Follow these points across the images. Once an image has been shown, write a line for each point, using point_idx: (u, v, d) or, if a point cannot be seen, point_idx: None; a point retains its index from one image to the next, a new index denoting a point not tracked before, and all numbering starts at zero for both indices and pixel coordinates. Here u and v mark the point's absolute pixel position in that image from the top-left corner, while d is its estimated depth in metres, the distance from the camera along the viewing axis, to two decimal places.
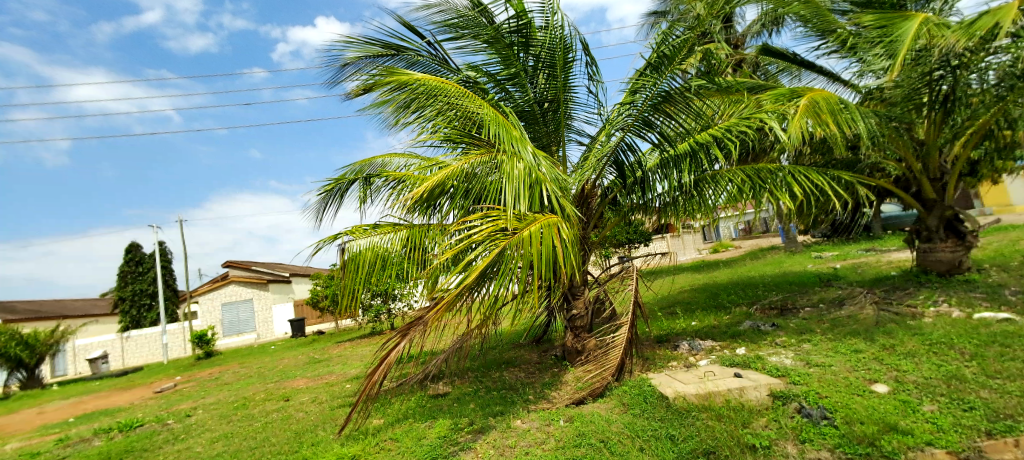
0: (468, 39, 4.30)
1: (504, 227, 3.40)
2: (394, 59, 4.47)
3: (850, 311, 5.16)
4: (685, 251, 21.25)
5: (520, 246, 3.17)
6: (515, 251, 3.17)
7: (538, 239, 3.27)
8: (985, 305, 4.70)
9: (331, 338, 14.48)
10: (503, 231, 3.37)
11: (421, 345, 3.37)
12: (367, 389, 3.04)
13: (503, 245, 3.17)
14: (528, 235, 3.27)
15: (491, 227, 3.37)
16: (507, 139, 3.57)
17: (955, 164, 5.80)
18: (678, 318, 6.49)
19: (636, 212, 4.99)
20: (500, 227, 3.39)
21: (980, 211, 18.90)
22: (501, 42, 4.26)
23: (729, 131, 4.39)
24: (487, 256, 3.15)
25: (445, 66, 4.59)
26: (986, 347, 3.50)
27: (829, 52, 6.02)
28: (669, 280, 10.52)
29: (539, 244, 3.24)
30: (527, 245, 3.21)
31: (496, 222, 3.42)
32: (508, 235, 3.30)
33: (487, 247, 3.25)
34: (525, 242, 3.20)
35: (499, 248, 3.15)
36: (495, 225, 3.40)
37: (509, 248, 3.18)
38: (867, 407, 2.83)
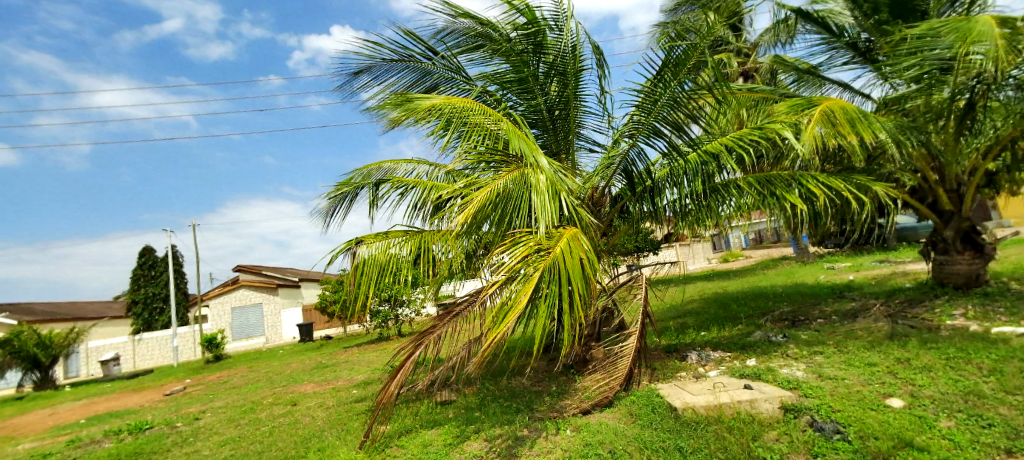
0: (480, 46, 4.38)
1: (538, 248, 3.49)
2: (408, 70, 4.58)
3: (863, 323, 5.07)
4: (695, 260, 21.12)
5: (558, 264, 3.30)
6: (552, 270, 3.28)
7: (569, 255, 3.40)
8: (1004, 318, 4.60)
9: (340, 343, 14.54)
10: (539, 251, 3.50)
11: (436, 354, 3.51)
12: (384, 398, 3.20)
13: (543, 267, 3.25)
14: (562, 251, 3.41)
15: (527, 247, 3.45)
16: (529, 153, 3.64)
17: (972, 175, 5.71)
18: (688, 328, 6.41)
19: (646, 220, 4.98)
20: (538, 246, 3.51)
21: (997, 223, 18.50)
22: (512, 50, 4.30)
23: (740, 140, 4.40)
24: (529, 280, 3.19)
25: (458, 74, 4.61)
26: (1005, 362, 3.41)
27: (846, 61, 6.00)
28: (678, 289, 10.44)
29: (570, 259, 3.38)
30: (561, 262, 3.34)
31: (531, 243, 3.51)
32: (546, 255, 3.41)
33: (525, 266, 3.31)
34: (562, 259, 3.34)
35: (542, 268, 3.24)
36: (530, 244, 3.49)
37: (550, 268, 3.29)
38: (881, 422, 2.76)
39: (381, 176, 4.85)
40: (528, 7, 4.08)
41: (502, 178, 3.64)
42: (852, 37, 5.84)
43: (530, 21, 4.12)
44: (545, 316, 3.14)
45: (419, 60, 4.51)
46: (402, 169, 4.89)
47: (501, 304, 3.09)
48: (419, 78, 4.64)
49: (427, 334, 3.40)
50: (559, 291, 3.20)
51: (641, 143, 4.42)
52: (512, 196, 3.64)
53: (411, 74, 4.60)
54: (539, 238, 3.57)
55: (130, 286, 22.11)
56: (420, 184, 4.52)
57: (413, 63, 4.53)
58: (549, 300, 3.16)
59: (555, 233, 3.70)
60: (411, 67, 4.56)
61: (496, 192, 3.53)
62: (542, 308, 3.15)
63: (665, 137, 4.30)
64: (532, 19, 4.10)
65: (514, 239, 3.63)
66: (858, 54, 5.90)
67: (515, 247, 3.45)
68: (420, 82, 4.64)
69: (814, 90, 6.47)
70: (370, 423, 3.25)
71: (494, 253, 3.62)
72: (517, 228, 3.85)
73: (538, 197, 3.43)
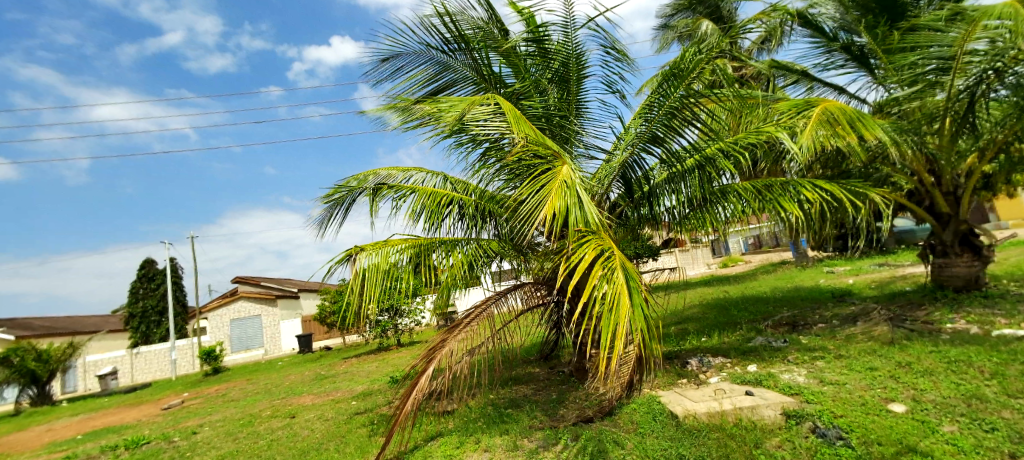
0: (485, 49, 4.36)
1: (603, 251, 3.60)
2: (431, 63, 4.49)
3: (863, 327, 5.05)
4: (694, 265, 21.18)
5: (626, 266, 3.52)
6: (624, 271, 3.48)
7: (627, 258, 3.60)
8: (1004, 321, 4.57)
9: (339, 354, 14.47)
10: (604, 255, 3.58)
11: (447, 368, 3.56)
12: (401, 416, 3.18)
13: (620, 269, 3.42)
14: (620, 253, 3.60)
15: (595, 253, 3.47)
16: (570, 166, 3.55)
17: (969, 178, 5.66)
18: (689, 335, 6.38)
19: (645, 225, 5.00)
20: (602, 248, 3.59)
21: (996, 225, 18.59)
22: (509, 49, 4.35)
23: (736, 144, 4.43)
24: (618, 281, 3.28)
25: (476, 77, 4.59)
26: (1006, 365, 3.39)
27: (842, 64, 6.02)
28: (677, 295, 10.44)
29: (628, 261, 3.61)
30: (623, 262, 3.56)
31: (595, 245, 3.56)
32: (612, 257, 3.55)
33: (605, 271, 3.40)
34: (625, 262, 3.57)
35: (622, 270, 3.38)
36: (597, 248, 3.53)
37: (622, 268, 3.48)
38: (884, 428, 2.74)
39: (377, 181, 4.79)
40: (529, 14, 4.20)
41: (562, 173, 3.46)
42: (847, 40, 5.84)
43: (536, 25, 4.17)
44: (640, 312, 3.25)
45: (435, 52, 4.42)
46: (397, 176, 4.84)
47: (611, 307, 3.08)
48: (439, 73, 4.55)
49: (438, 348, 3.48)
50: (635, 289, 3.40)
51: (639, 151, 4.50)
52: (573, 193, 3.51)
53: (432, 68, 4.51)
54: (600, 238, 3.65)
55: (129, 299, 22.08)
56: (417, 191, 4.47)
57: (437, 56, 4.44)
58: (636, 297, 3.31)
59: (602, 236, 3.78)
60: (433, 60, 4.47)
61: (565, 180, 3.44)
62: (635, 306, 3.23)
63: (662, 145, 4.36)
64: (536, 24, 4.18)
65: (579, 241, 3.60)
66: (853, 57, 5.90)
67: (585, 253, 3.39)
68: (440, 77, 4.56)
69: (810, 93, 6.51)
70: (387, 447, 3.10)
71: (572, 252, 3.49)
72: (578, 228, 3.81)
73: (594, 200, 3.47)
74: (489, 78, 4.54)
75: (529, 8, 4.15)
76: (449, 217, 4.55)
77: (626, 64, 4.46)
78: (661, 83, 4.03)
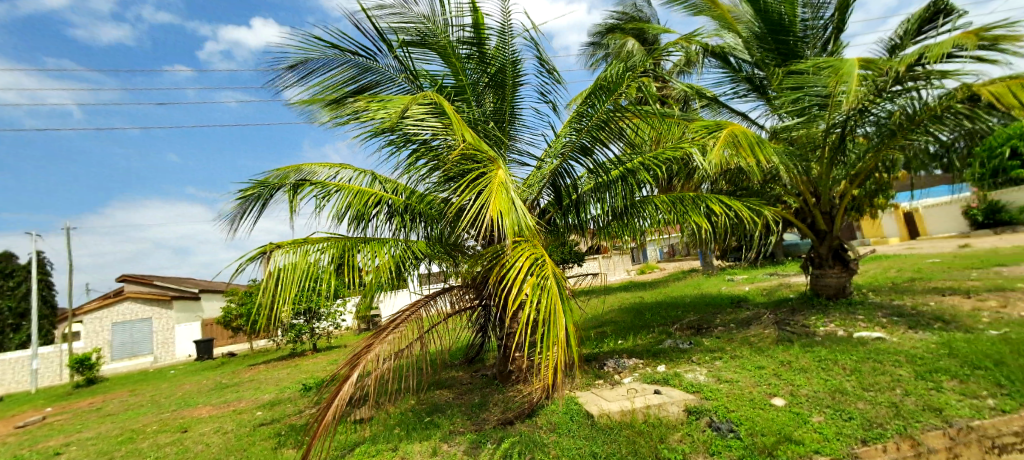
0: (422, 47, 4.26)
1: (536, 257, 3.64)
2: (350, 64, 4.34)
3: (755, 330, 5.63)
4: (614, 271, 22.29)
5: (556, 274, 3.56)
6: (553, 278, 3.52)
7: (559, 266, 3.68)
8: (864, 324, 5.34)
9: (245, 360, 13.30)
10: (537, 262, 3.62)
11: (371, 377, 3.41)
12: (318, 430, 2.97)
13: (551, 276, 3.45)
14: (551, 261, 3.65)
15: (528, 260, 3.49)
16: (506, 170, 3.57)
17: (842, 200, 6.49)
18: (607, 337, 6.69)
19: (572, 232, 5.15)
20: (533, 255, 3.62)
21: (861, 242, 21.65)
22: (449, 47, 4.25)
23: (656, 158, 4.77)
24: (550, 287, 3.33)
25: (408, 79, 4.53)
26: (862, 362, 3.95)
27: (745, 94, 6.73)
28: (597, 299, 10.92)
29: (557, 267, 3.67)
30: (554, 271, 3.60)
31: (527, 252, 3.59)
32: (543, 263, 3.59)
33: (538, 278, 3.40)
34: (555, 269, 3.61)
35: (553, 278, 3.42)
36: (529, 255, 3.56)
37: (551, 276, 3.52)
38: (766, 420, 3.07)
39: (300, 178, 4.52)
40: (472, 14, 4.18)
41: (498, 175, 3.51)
42: (750, 72, 6.58)
43: (476, 28, 4.17)
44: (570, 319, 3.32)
45: (354, 54, 4.28)
46: (322, 172, 4.58)
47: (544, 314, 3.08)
48: (360, 74, 4.40)
49: (363, 354, 3.30)
50: (565, 297, 3.48)
51: (568, 160, 4.67)
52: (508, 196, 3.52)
53: (352, 69, 4.36)
54: (533, 246, 3.69)
55: None
56: (343, 189, 4.25)
57: (357, 56, 4.31)
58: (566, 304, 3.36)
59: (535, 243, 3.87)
60: (354, 61, 4.33)
61: (502, 182, 3.47)
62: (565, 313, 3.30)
63: (589, 156, 4.55)
64: (477, 26, 4.18)
65: (512, 247, 3.62)
66: (755, 87, 6.63)
67: (519, 261, 3.39)
68: (361, 78, 4.41)
69: (718, 116, 7.15)
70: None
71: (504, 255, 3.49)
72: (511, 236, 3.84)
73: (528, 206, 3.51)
74: (422, 80, 4.45)
75: (471, 9, 4.13)
76: (376, 217, 4.37)
77: (558, 75, 4.58)
78: (590, 95, 4.20)
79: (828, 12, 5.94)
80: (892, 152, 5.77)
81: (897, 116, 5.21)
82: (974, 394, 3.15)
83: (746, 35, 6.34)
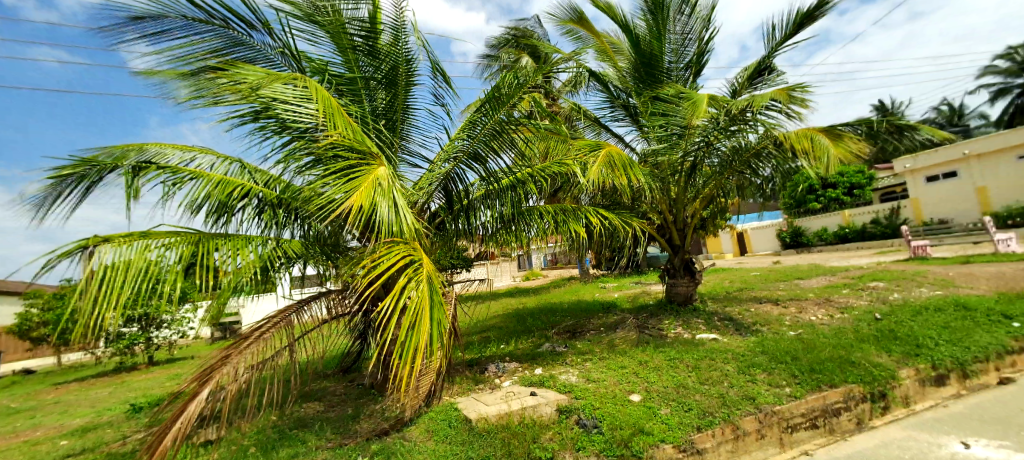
0: (310, 27, 3.96)
1: (411, 260, 3.55)
2: (216, 36, 3.83)
3: (621, 333, 6.23)
4: (500, 277, 22.86)
5: (431, 278, 3.50)
6: (428, 282, 3.44)
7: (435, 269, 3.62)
8: (705, 327, 6.25)
9: (51, 378, 10.77)
10: (412, 264, 3.52)
11: (226, 393, 3.00)
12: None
13: (425, 280, 3.37)
14: (428, 265, 3.58)
15: (402, 262, 3.38)
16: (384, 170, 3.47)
17: (693, 219, 7.47)
18: (489, 342, 6.83)
19: (461, 238, 5.16)
20: (409, 258, 3.52)
21: (707, 256, 25.30)
22: (341, 33, 4.01)
23: (543, 171, 5.04)
24: (422, 291, 3.25)
25: (290, 62, 4.19)
26: (701, 360, 4.62)
27: (621, 119, 7.40)
28: (482, 305, 11.09)
29: (433, 271, 3.62)
30: (430, 274, 3.53)
31: (403, 254, 3.48)
32: (418, 266, 3.50)
33: (410, 280, 3.29)
34: (431, 273, 3.54)
35: (426, 281, 3.35)
36: (404, 257, 3.45)
37: (426, 279, 3.44)
38: (625, 414, 3.42)
39: (143, 159, 3.86)
40: (366, 4, 4.05)
41: (376, 172, 3.40)
42: (626, 100, 7.25)
43: (369, 20, 4.01)
44: (441, 323, 3.25)
45: (221, 25, 3.79)
46: (173, 155, 3.95)
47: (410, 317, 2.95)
48: (227, 49, 3.91)
49: (217, 367, 2.88)
50: (438, 300, 3.40)
51: (461, 165, 4.68)
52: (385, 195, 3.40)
53: (217, 41, 3.85)
54: (408, 247, 3.58)
55: None
56: (199, 176, 3.73)
57: (225, 29, 3.82)
58: (437, 307, 3.28)
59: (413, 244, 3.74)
60: (220, 33, 3.83)
61: (378, 179, 3.37)
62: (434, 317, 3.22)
63: (481, 163, 4.61)
64: (372, 18, 4.03)
65: (386, 248, 3.46)
66: (629, 114, 7.31)
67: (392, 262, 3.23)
68: (228, 53, 3.91)
69: (600, 138, 7.79)
70: None
71: (376, 256, 3.34)
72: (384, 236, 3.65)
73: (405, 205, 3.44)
74: (306, 65, 4.16)
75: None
76: (241, 212, 3.93)
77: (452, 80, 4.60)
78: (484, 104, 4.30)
79: (689, 56, 6.95)
80: (730, 181, 6.88)
81: (734, 151, 6.24)
82: (777, 384, 3.90)
83: (626, 66, 7.18)
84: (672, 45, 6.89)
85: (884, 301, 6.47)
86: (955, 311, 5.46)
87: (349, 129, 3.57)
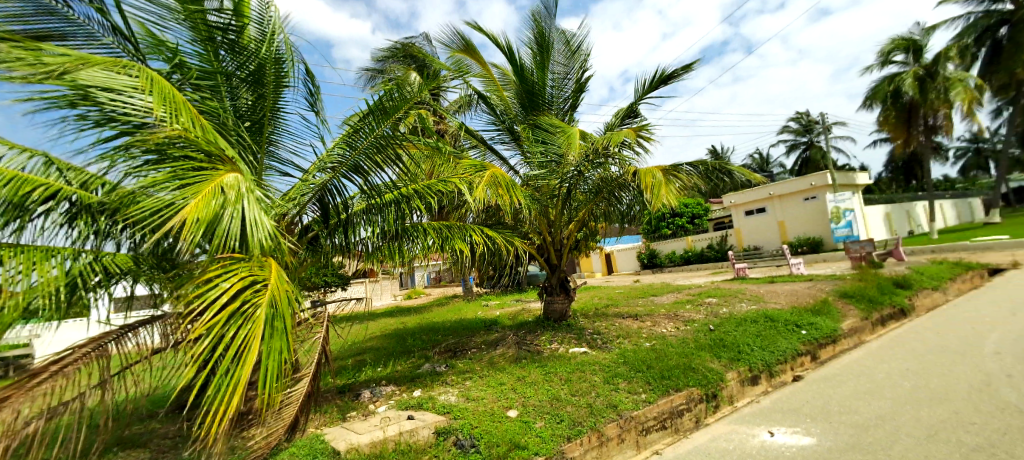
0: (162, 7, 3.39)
1: (254, 280, 3.06)
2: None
3: (501, 350, 6.40)
4: (380, 296, 21.81)
5: (278, 301, 3.02)
6: (274, 307, 2.98)
7: (285, 290, 3.17)
8: (577, 342, 6.72)
9: None
10: (253, 285, 3.04)
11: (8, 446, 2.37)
12: None
13: (266, 305, 2.89)
14: (277, 286, 3.11)
15: (240, 284, 2.88)
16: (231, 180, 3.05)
17: (568, 241, 8.01)
18: (365, 365, 6.45)
19: (337, 253, 4.88)
20: (251, 278, 3.02)
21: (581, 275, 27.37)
22: (199, 19, 3.50)
23: (428, 188, 5.03)
24: (258, 318, 2.79)
25: (130, 46, 3.56)
26: (573, 372, 4.96)
27: (506, 143, 7.73)
28: (359, 326, 10.46)
29: (284, 293, 3.16)
30: (277, 298, 3.06)
31: (243, 273, 2.99)
32: (262, 289, 3.02)
33: (245, 306, 2.81)
34: (280, 296, 3.07)
35: (266, 306, 2.88)
36: (244, 278, 2.95)
37: (271, 304, 2.97)
38: (501, 430, 3.50)
39: None
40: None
41: (221, 180, 3.00)
42: (510, 125, 7.61)
43: (235, 12, 3.62)
44: (280, 353, 2.86)
45: None
46: None
47: (231, 350, 2.57)
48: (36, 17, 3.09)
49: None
50: (281, 326, 2.98)
51: (340, 177, 4.35)
52: (229, 207, 2.96)
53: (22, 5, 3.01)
54: (251, 266, 3.09)
55: None
56: None
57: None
58: (276, 335, 2.87)
59: (262, 262, 3.29)
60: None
61: (221, 188, 2.96)
62: (270, 347, 2.81)
63: (363, 176, 4.34)
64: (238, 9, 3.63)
65: (221, 267, 2.98)
66: (514, 139, 7.65)
67: (223, 284, 2.80)
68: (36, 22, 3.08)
69: (485, 159, 8.04)
70: None
71: (211, 278, 2.85)
72: (223, 253, 3.21)
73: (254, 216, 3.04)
74: (151, 52, 3.60)
75: None
76: (43, 216, 3.22)
77: None
78: (367, 116, 4.13)
79: (568, 91, 7.54)
80: (600, 207, 7.61)
81: (604, 180, 6.91)
82: (634, 391, 4.36)
83: (512, 94, 7.54)
84: (553, 80, 7.45)
85: (717, 314, 7.67)
86: (766, 321, 6.70)
87: (195, 127, 3.10)
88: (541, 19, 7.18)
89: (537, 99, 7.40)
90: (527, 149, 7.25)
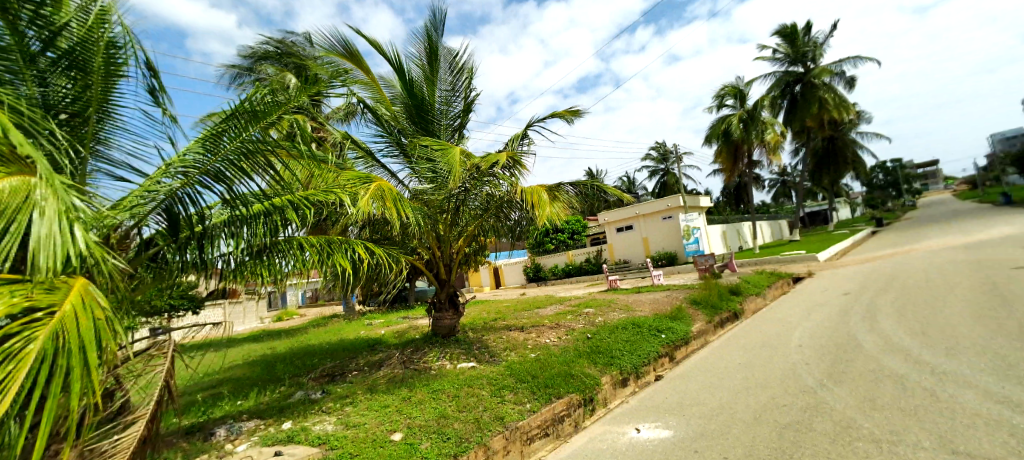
0: None
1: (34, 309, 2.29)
2: None
3: (385, 371, 6.11)
4: (244, 319, 19.31)
5: (69, 334, 2.23)
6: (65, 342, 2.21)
7: (87, 316, 2.40)
8: (464, 357, 6.71)
9: None
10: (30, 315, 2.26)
11: None
12: None
13: (45, 339, 2.12)
14: (73, 311, 2.35)
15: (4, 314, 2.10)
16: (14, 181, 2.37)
17: (458, 255, 7.96)
18: (222, 399, 5.63)
19: (188, 273, 4.17)
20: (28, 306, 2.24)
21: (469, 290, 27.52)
22: None
23: (307, 199, 4.60)
24: (28, 358, 2.04)
25: None
26: (459, 388, 4.94)
27: (394, 155, 7.46)
28: (217, 354, 9.13)
29: (85, 321, 2.35)
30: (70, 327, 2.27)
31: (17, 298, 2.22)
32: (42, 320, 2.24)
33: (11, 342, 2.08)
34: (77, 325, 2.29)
35: (44, 340, 2.11)
36: (15, 305, 2.17)
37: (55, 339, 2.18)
38: (385, 456, 3.33)
39: None
40: None
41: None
42: (399, 138, 7.35)
43: None
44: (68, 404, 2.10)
45: None
46: None
47: None
48: None
49: None
50: (73, 366, 2.17)
51: (194, 184, 3.75)
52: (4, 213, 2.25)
53: None
54: (28, 290, 2.30)
55: None
56: None
57: None
58: (61, 379, 2.09)
59: (55, 284, 2.51)
60: None
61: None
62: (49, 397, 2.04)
63: (225, 183, 3.78)
64: None
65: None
66: (402, 151, 7.41)
67: None
68: None
69: (372, 171, 7.63)
70: None
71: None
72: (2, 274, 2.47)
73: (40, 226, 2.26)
74: None
75: None
76: None
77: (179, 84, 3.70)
78: (233, 117, 3.69)
79: (457, 110, 7.63)
80: (488, 223, 7.81)
81: (491, 195, 7.19)
82: (520, 402, 4.50)
83: (399, 107, 7.34)
84: (442, 97, 7.49)
85: (593, 323, 8.31)
86: (633, 328, 7.46)
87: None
88: (431, 37, 7.24)
89: (425, 114, 7.37)
90: (412, 163, 7.19)
